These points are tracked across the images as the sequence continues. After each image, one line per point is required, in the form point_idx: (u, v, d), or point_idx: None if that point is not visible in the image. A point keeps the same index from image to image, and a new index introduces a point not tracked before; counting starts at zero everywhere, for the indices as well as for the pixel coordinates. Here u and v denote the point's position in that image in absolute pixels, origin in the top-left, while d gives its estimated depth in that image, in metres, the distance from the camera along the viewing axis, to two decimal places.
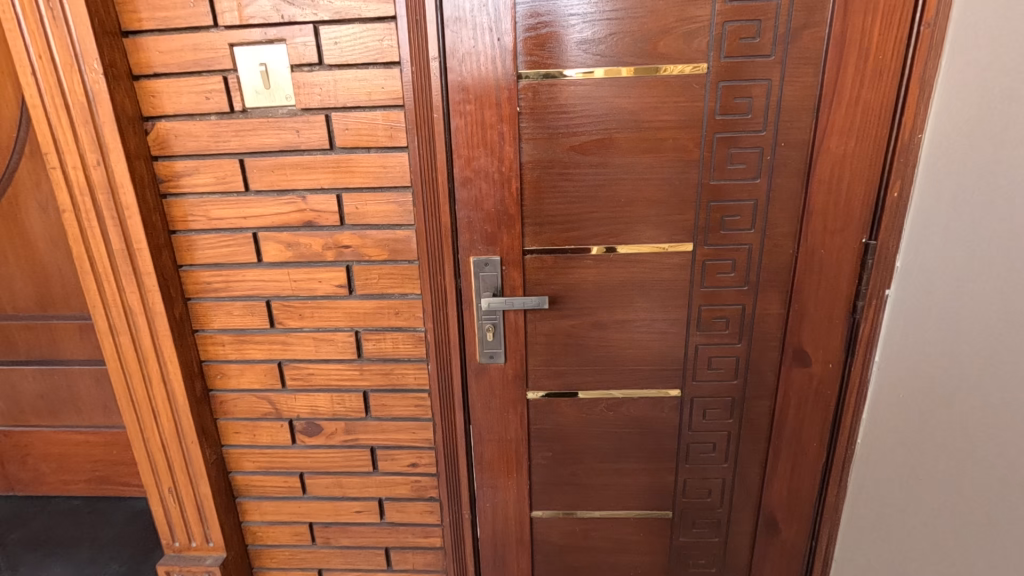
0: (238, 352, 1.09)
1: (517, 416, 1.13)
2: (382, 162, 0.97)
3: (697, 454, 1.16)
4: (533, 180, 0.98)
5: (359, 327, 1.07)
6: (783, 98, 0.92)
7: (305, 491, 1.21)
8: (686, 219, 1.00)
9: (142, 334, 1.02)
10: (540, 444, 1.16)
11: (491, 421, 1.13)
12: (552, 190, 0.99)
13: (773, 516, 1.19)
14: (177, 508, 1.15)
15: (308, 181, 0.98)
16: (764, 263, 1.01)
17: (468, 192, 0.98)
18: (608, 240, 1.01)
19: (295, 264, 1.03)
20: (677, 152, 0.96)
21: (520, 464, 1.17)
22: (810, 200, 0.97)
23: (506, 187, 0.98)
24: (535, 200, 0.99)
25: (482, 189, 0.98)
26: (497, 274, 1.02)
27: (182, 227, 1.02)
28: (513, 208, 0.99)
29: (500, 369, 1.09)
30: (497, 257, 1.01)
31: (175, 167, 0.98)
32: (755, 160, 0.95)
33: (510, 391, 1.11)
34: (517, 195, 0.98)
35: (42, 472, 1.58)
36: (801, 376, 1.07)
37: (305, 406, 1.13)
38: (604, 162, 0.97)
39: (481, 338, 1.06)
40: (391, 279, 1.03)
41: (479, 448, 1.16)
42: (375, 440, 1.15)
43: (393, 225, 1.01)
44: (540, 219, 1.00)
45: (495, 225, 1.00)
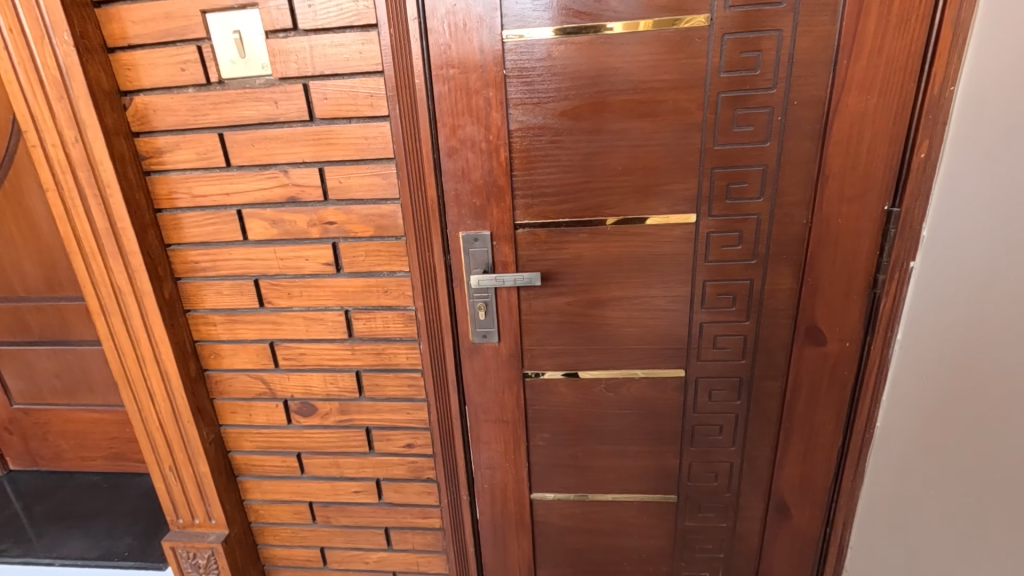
0: (230, 332, 1.08)
1: (513, 397, 1.10)
2: (363, 133, 0.92)
3: (703, 437, 1.10)
4: (522, 149, 0.92)
5: (348, 306, 1.04)
6: (796, 52, 0.83)
7: (304, 471, 1.20)
8: (688, 189, 0.93)
9: (132, 314, 1.02)
10: (538, 426, 1.13)
11: (486, 402, 1.10)
12: (543, 160, 0.93)
13: (784, 502, 1.13)
14: (178, 486, 1.16)
15: (289, 155, 0.95)
16: (774, 234, 0.94)
17: (455, 163, 0.93)
18: (604, 212, 0.95)
19: (281, 242, 1.01)
20: (677, 115, 0.88)
21: (518, 446, 1.14)
22: (825, 165, 0.88)
23: (495, 156, 0.92)
24: (525, 171, 0.93)
25: (469, 159, 0.93)
26: (488, 250, 0.97)
27: (168, 205, 1.00)
28: (502, 179, 0.94)
29: (494, 348, 1.05)
30: (487, 232, 0.97)
31: (156, 143, 0.96)
32: (764, 121, 0.87)
33: (505, 371, 1.07)
34: (506, 165, 0.93)
35: (62, 449, 1.63)
36: (815, 355, 1.00)
37: (299, 386, 1.11)
38: (598, 128, 0.90)
39: (473, 316, 1.02)
40: (379, 256, 1.00)
41: (475, 430, 1.12)
42: (370, 421, 1.13)
43: (378, 200, 0.97)
44: (531, 190, 0.94)
45: (484, 198, 0.95)
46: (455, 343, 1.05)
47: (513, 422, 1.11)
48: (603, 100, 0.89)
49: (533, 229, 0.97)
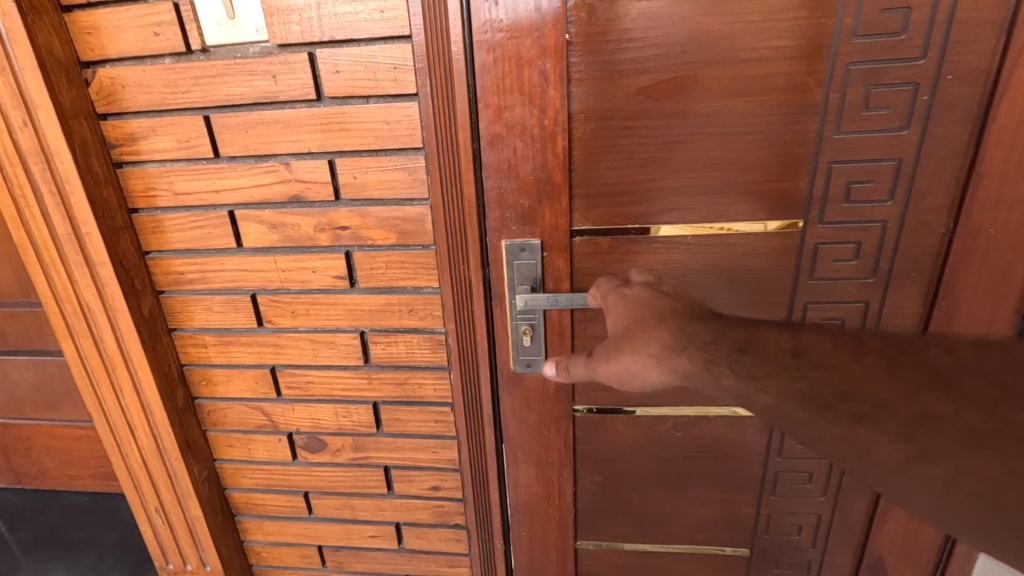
0: (224, 356, 0.91)
1: (560, 436, 0.91)
2: (384, 116, 0.73)
3: (787, 485, 0.92)
4: (585, 137, 0.73)
5: (364, 327, 0.86)
6: (959, 10, 0.63)
7: (312, 512, 1.04)
8: (794, 188, 0.73)
9: (105, 336, 0.84)
10: (589, 468, 0.95)
11: (527, 441, 0.92)
12: (610, 151, 0.73)
13: (880, 561, 0.95)
14: (167, 530, 1.00)
15: (292, 144, 0.76)
16: (902, 247, 0.74)
17: (499, 155, 0.74)
18: (686, 217, 0.76)
19: (282, 250, 0.82)
20: (788, 94, 0.68)
21: (564, 491, 0.96)
22: (981, 159, 0.68)
23: (550, 146, 0.73)
24: (588, 165, 0.74)
25: (517, 149, 0.73)
26: (537, 262, 0.78)
27: (144, 204, 0.82)
28: (557, 175, 0.74)
29: (540, 379, 0.87)
30: (536, 240, 0.77)
31: (127, 127, 0.77)
32: (905, 102, 0.67)
33: (552, 407, 0.89)
34: (564, 157, 0.73)
35: (47, 466, 1.47)
36: None
37: (305, 418, 0.94)
38: (684, 109, 0.70)
39: (516, 343, 0.83)
40: (402, 269, 0.81)
41: (513, 473, 0.94)
42: (389, 459, 0.96)
43: (401, 200, 0.78)
44: (594, 190, 0.75)
45: (534, 198, 0.75)
46: (493, 373, 0.86)
47: (560, 464, 0.93)
48: (693, 75, 0.69)
49: (594, 237, 0.78)
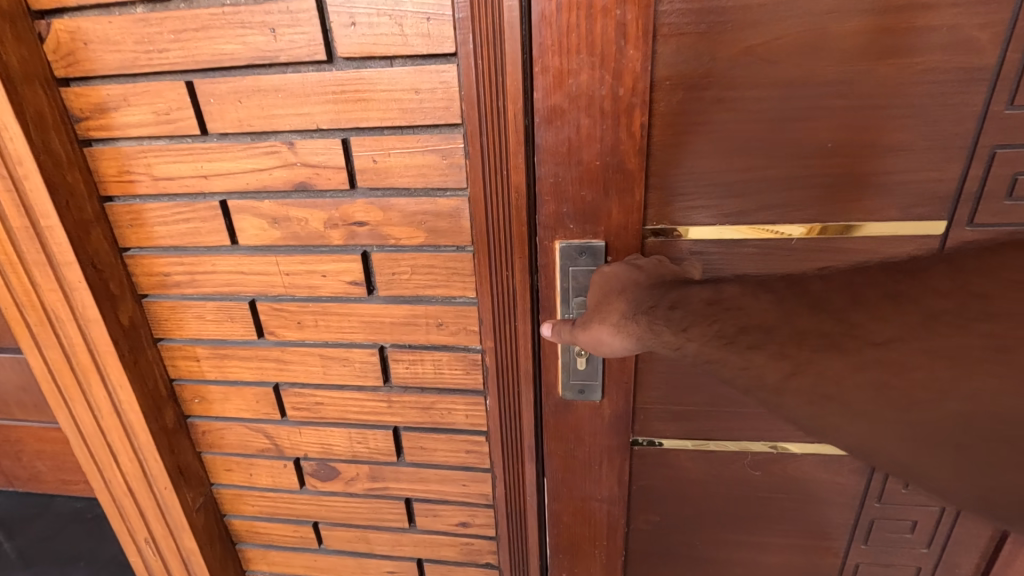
0: (219, 371, 0.77)
1: (614, 472, 0.76)
2: (412, 83, 0.57)
3: (884, 535, 0.77)
4: (671, 113, 0.57)
5: (384, 342, 0.71)
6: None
7: (322, 543, 0.91)
8: (940, 181, 0.56)
9: (77, 348, 0.71)
10: (644, 508, 0.81)
11: (574, 476, 0.77)
12: (701, 130, 0.57)
13: None
14: (159, 561, 0.88)
15: (297, 118, 0.60)
16: None
17: (557, 134, 0.58)
18: (793, 215, 0.59)
19: (286, 249, 0.68)
20: (950, 53, 0.51)
21: (614, 533, 0.81)
22: None
23: (625, 124, 0.56)
24: (672, 148, 0.58)
25: (580, 127, 0.57)
26: (598, 268, 0.62)
27: (120, 191, 0.67)
28: (631, 161, 0.58)
29: (593, 407, 0.72)
30: (600, 242, 0.62)
31: (94, 96, 0.62)
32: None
33: (606, 438, 0.74)
34: (641, 139, 0.57)
35: (39, 470, 1.37)
36: None
37: (314, 443, 0.81)
38: (803, 74, 0.54)
39: (568, 366, 0.68)
40: (431, 274, 0.66)
41: (556, 510, 0.80)
42: (412, 491, 0.82)
43: (431, 190, 0.62)
44: (676, 180, 0.59)
45: (600, 190, 0.60)
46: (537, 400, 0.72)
47: (611, 503, 0.79)
48: (820, 29, 0.52)
49: (672, 241, 0.62)
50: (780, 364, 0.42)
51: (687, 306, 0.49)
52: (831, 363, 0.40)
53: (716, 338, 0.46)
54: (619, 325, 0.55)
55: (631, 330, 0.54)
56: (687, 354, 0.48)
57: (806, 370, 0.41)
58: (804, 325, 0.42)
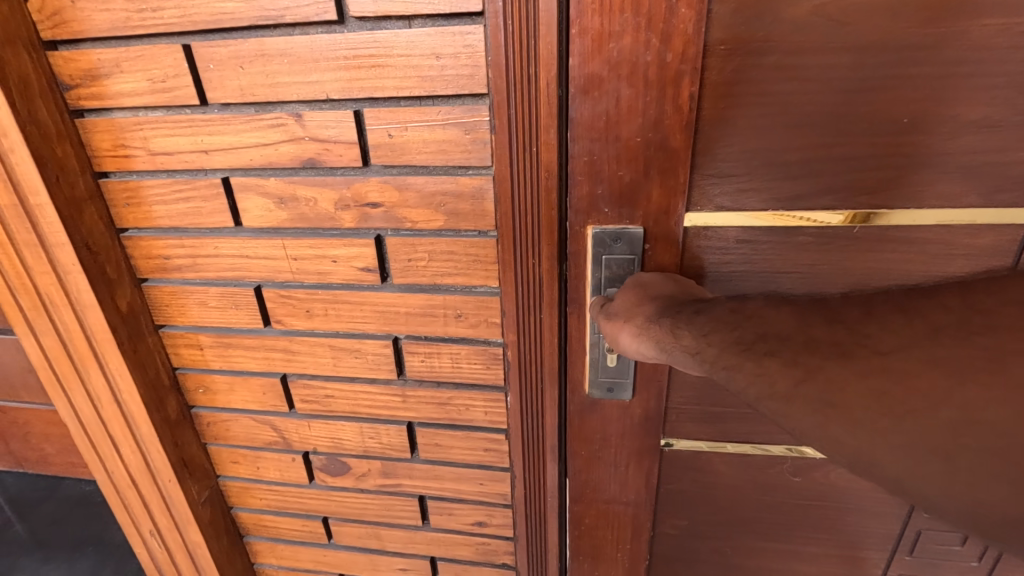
0: (224, 361, 0.72)
1: (642, 474, 0.71)
2: (433, 48, 0.51)
3: (931, 547, 0.72)
4: (724, 83, 0.50)
5: (399, 334, 0.66)
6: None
7: (332, 538, 0.88)
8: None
9: (74, 336, 0.67)
10: (673, 513, 0.76)
11: (598, 477, 0.72)
12: (758, 102, 0.50)
13: None
14: (164, 554, 0.85)
15: (304, 87, 0.55)
16: None
17: (594, 106, 0.51)
18: (857, 200, 0.53)
19: (294, 232, 0.63)
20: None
21: (640, 536, 0.77)
22: None
23: (671, 95, 0.50)
24: (723, 124, 0.51)
25: (620, 98, 0.51)
26: (634, 254, 0.56)
27: (115, 167, 0.62)
28: (676, 138, 0.52)
29: (622, 406, 0.66)
30: (637, 228, 0.56)
31: (84, 61, 0.57)
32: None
33: (635, 439, 0.69)
34: (689, 112, 0.50)
35: (48, 452, 1.35)
36: None
37: (324, 437, 0.76)
38: (882, 38, 0.47)
39: (596, 362, 0.62)
40: (450, 261, 0.61)
41: (577, 511, 0.76)
42: (426, 489, 0.78)
43: (452, 168, 0.57)
44: (726, 159, 0.53)
45: (639, 170, 0.53)
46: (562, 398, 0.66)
47: (637, 507, 0.74)
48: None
49: (717, 228, 0.56)
50: (789, 373, 0.37)
51: (713, 313, 0.44)
52: (838, 369, 0.36)
53: (735, 344, 0.40)
54: (639, 331, 0.49)
55: (650, 333, 0.48)
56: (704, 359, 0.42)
57: (815, 375, 0.36)
58: (817, 333, 0.38)
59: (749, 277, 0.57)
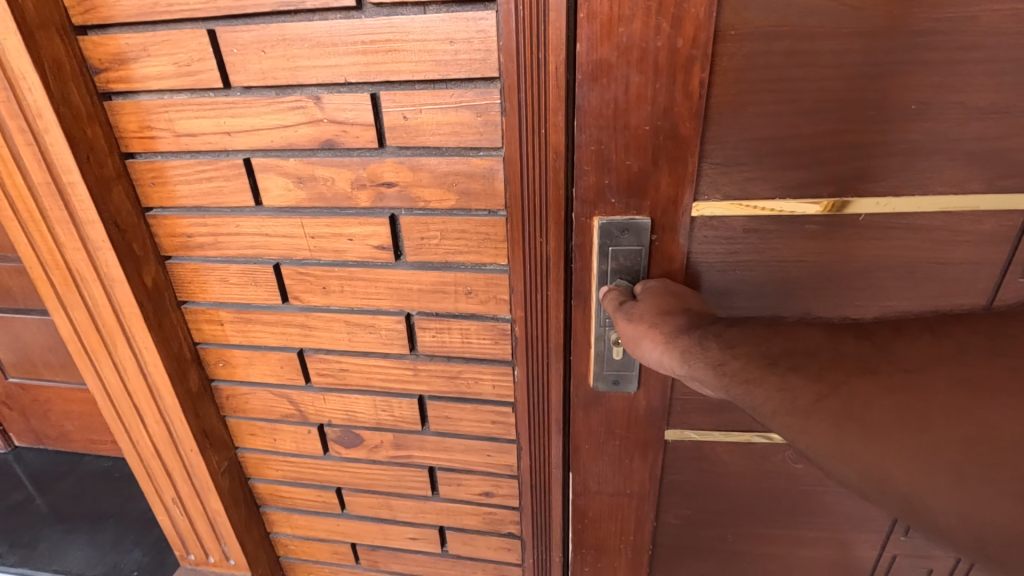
0: (244, 336, 0.76)
1: (645, 465, 0.75)
2: (447, 32, 0.54)
3: None
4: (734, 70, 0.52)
5: (411, 310, 0.69)
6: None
7: (345, 508, 0.91)
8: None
9: (103, 310, 0.70)
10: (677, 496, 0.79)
11: (602, 468, 0.76)
12: (766, 87, 0.52)
13: None
14: (186, 521, 0.90)
15: (324, 70, 0.57)
16: None
17: (603, 95, 0.54)
18: (855, 182, 0.55)
19: (312, 211, 0.65)
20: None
21: (642, 526, 0.80)
22: None
23: (681, 83, 0.52)
24: (730, 110, 0.54)
25: (631, 86, 0.53)
26: (639, 249, 0.60)
27: (141, 148, 0.65)
28: (685, 126, 0.54)
29: (626, 398, 0.70)
30: (644, 219, 0.59)
31: (113, 45, 0.59)
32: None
33: (638, 432, 0.72)
34: (698, 99, 0.53)
35: (67, 429, 1.40)
36: None
37: (338, 410, 0.80)
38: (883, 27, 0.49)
39: (601, 355, 0.66)
40: (461, 240, 0.64)
41: (581, 501, 0.80)
42: (436, 460, 0.82)
43: (464, 150, 0.59)
44: (733, 146, 0.55)
45: (648, 158, 0.56)
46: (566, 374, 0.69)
47: (641, 499, 0.78)
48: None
49: (723, 218, 0.59)
50: (813, 388, 0.37)
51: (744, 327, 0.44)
52: (862, 385, 0.36)
53: (761, 359, 0.40)
54: (662, 341, 0.49)
55: (674, 343, 0.48)
56: (726, 373, 0.41)
57: (838, 391, 0.36)
58: (844, 349, 0.39)
59: (753, 262, 0.60)
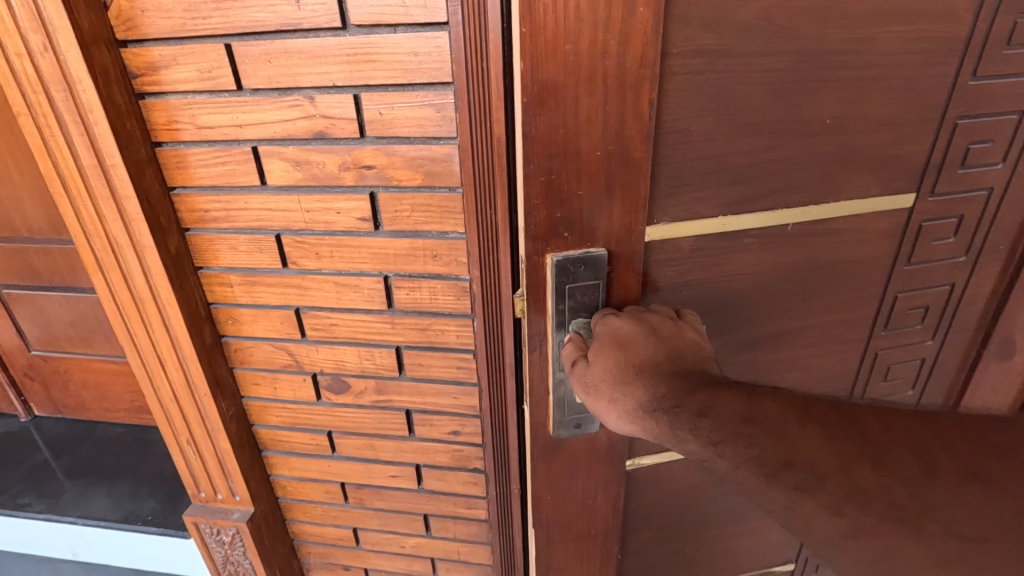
0: (249, 296, 0.91)
1: (609, 501, 0.73)
2: (412, 48, 0.69)
3: None
4: (684, 87, 0.55)
5: (389, 272, 0.85)
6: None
7: (335, 451, 1.07)
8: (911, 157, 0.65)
9: (134, 273, 0.85)
10: (633, 498, 0.79)
11: (564, 514, 0.72)
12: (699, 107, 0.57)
13: None
14: (198, 461, 1.05)
15: (317, 76, 0.73)
16: (998, 219, 0.71)
17: (556, 122, 0.52)
18: (758, 175, 0.61)
19: (307, 190, 0.81)
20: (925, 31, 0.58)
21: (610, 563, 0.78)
22: None
23: (632, 103, 0.53)
24: (675, 128, 0.57)
25: (576, 108, 0.52)
26: (592, 280, 0.59)
27: (168, 138, 0.80)
28: (637, 149, 0.55)
29: (588, 439, 0.68)
30: (600, 251, 0.59)
31: (148, 56, 0.75)
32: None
33: (601, 467, 0.71)
34: (647, 122, 0.54)
35: (84, 399, 1.54)
36: (1001, 371, 0.79)
37: (329, 359, 0.95)
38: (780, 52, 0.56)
39: (561, 401, 0.64)
40: (427, 212, 0.79)
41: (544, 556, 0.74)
42: (411, 403, 0.97)
43: (429, 139, 0.75)
44: (676, 164, 0.59)
45: (602, 184, 0.56)
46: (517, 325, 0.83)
47: (607, 533, 0.76)
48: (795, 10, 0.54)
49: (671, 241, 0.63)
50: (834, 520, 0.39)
51: (717, 418, 0.45)
52: (898, 537, 0.36)
53: (756, 464, 0.43)
54: (635, 417, 0.52)
55: (647, 423, 0.51)
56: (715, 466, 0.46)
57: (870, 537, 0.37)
58: (859, 473, 0.39)
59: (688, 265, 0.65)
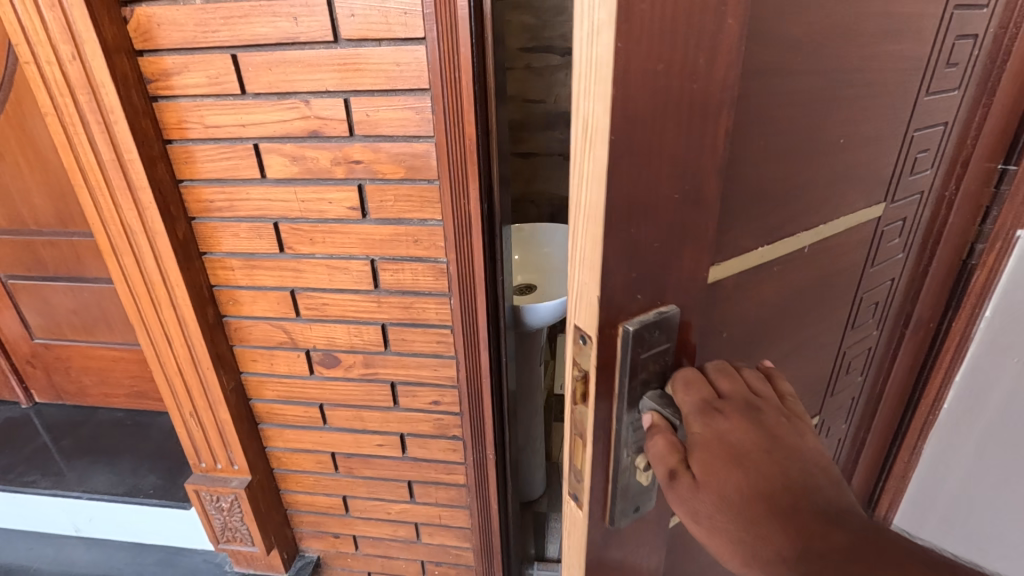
0: (249, 278, 1.01)
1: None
2: (395, 59, 0.80)
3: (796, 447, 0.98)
4: (752, 99, 0.43)
5: (375, 255, 0.96)
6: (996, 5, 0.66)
7: (326, 422, 1.17)
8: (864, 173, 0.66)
9: (146, 256, 0.95)
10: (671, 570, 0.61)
11: None
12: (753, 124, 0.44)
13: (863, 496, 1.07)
14: (200, 432, 1.14)
15: (311, 82, 0.84)
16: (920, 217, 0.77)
17: (627, 145, 0.35)
18: (787, 201, 0.52)
19: (302, 182, 0.92)
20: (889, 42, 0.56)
21: None
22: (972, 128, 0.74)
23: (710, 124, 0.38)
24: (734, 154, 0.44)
25: (654, 125, 0.36)
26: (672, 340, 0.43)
27: (178, 136, 0.90)
28: (710, 185, 0.41)
29: (642, 522, 0.50)
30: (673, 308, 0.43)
31: (162, 63, 0.85)
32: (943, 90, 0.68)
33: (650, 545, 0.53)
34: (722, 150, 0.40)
35: (85, 384, 1.62)
36: (909, 346, 0.90)
37: (321, 336, 1.05)
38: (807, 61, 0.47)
39: (625, 489, 0.46)
40: (409, 202, 0.90)
41: None
42: (396, 375, 1.08)
43: (410, 137, 0.86)
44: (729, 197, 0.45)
45: (667, 231, 0.40)
46: (491, 299, 0.97)
47: None
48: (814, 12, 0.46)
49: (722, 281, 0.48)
50: None
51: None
52: None
53: None
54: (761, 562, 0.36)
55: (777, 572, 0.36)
56: None
57: None
58: None
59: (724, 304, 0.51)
